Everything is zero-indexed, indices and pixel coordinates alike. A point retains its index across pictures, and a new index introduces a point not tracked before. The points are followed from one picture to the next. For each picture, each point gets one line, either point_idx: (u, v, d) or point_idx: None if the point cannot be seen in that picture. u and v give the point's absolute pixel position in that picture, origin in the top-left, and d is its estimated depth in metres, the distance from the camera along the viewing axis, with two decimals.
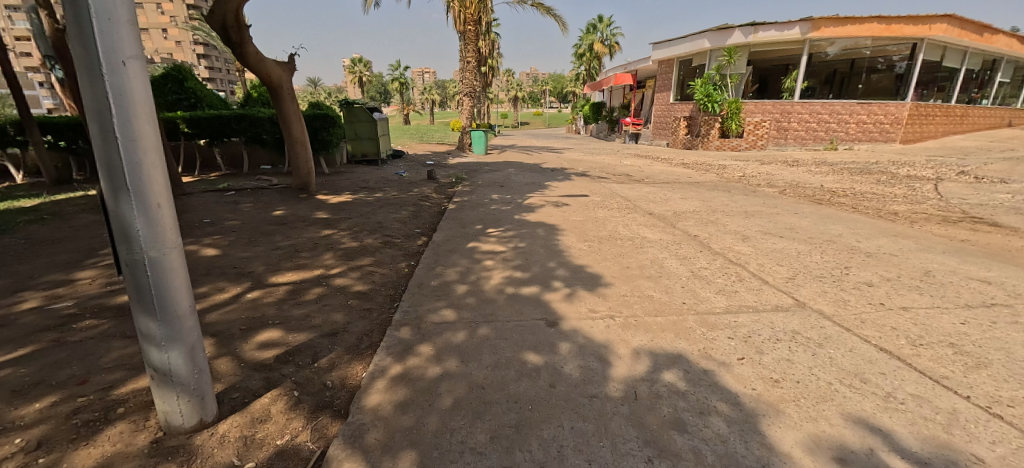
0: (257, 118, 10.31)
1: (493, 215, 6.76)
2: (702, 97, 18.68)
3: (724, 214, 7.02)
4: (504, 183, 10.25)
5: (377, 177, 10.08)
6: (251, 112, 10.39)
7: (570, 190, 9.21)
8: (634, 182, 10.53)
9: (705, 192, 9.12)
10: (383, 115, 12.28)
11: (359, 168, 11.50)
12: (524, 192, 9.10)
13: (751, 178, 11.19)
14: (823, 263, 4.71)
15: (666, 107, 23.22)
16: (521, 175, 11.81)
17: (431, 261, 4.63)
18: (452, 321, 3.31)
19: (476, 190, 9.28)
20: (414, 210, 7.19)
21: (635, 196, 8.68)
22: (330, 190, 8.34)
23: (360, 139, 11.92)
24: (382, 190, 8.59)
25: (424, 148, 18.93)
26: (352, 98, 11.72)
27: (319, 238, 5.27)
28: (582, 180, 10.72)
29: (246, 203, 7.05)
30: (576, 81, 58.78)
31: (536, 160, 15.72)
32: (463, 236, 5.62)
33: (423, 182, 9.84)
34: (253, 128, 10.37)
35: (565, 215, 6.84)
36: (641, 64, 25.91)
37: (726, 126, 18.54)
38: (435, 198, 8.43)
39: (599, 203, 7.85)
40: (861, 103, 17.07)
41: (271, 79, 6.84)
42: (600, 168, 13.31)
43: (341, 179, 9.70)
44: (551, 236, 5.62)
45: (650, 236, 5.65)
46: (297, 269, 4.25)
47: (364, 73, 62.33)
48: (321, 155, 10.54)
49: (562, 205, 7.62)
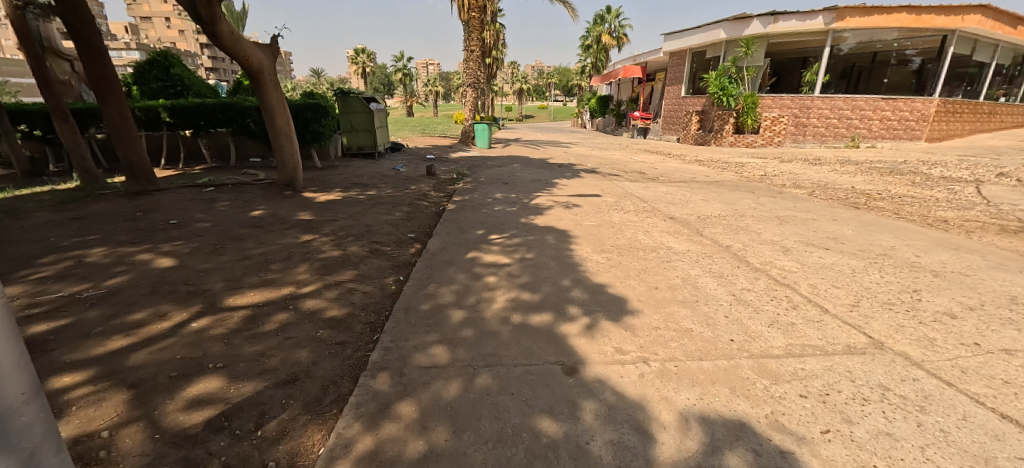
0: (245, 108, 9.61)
1: (496, 218, 6.04)
2: (717, 90, 17.84)
3: (754, 220, 6.29)
4: (508, 180, 9.53)
5: (372, 173, 9.37)
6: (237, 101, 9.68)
7: (580, 189, 8.48)
8: (648, 181, 9.79)
9: (727, 193, 8.38)
10: (380, 106, 11.52)
11: (354, 162, 10.81)
12: (530, 190, 8.37)
13: (773, 178, 10.43)
14: (886, 285, 3.99)
15: (677, 100, 22.33)
16: (527, 170, 11.07)
17: (422, 276, 3.92)
18: (442, 364, 2.60)
19: (478, 187, 8.57)
20: (409, 211, 6.48)
21: (651, 196, 7.95)
22: (319, 186, 7.64)
23: (356, 131, 11.20)
24: (376, 187, 7.89)
25: (426, 141, 18.19)
26: (347, 87, 10.95)
27: (296, 244, 4.58)
28: (591, 178, 9.98)
29: (223, 201, 6.36)
30: (582, 74, 57.71)
31: (541, 155, 14.97)
32: (462, 244, 4.91)
33: (421, 178, 9.12)
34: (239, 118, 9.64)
35: (577, 219, 6.12)
36: (651, 56, 24.96)
37: (742, 122, 17.78)
38: (433, 196, 7.71)
39: (614, 205, 7.14)
40: (885, 99, 16.19)
41: (249, 63, 6.14)
42: (610, 165, 12.56)
43: (334, 174, 9.00)
44: (563, 244, 4.91)
45: (675, 247, 4.93)
46: (261, 285, 3.56)
47: (367, 64, 61.47)
48: (313, 147, 9.80)
49: (571, 207, 6.92)
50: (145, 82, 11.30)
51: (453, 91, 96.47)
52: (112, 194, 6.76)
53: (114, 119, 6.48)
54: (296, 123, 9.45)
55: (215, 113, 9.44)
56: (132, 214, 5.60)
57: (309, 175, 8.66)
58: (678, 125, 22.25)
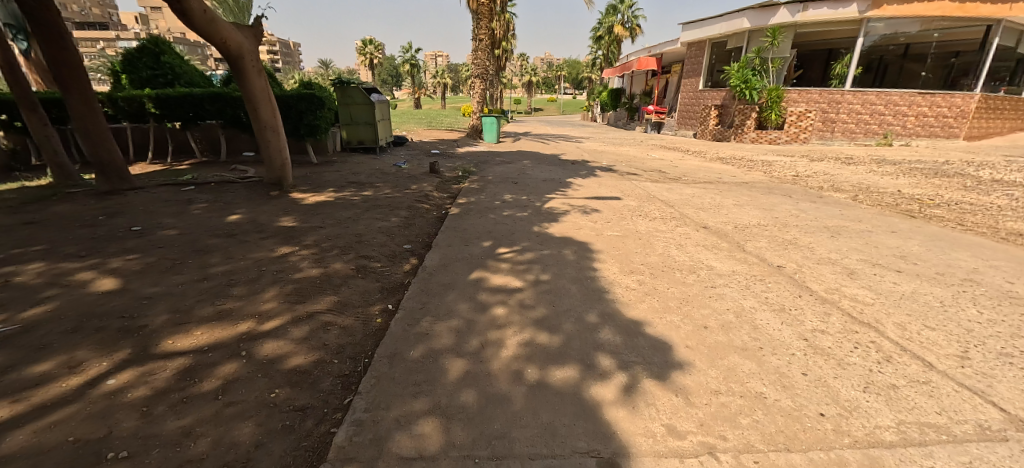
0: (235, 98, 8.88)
1: (506, 226, 5.30)
2: (739, 83, 16.92)
3: (800, 231, 5.49)
4: (518, 179, 8.77)
5: (372, 170, 8.68)
6: (227, 90, 8.95)
7: (597, 191, 7.70)
8: (670, 181, 8.97)
9: (761, 197, 7.55)
10: (382, 97, 10.77)
11: (353, 158, 10.11)
12: (542, 191, 7.60)
13: (807, 179, 9.56)
14: (992, 326, 3.20)
15: (695, 93, 21.31)
16: (538, 168, 10.29)
17: (415, 306, 3.19)
18: (432, 455, 1.89)
19: (484, 187, 7.83)
20: (407, 215, 5.77)
21: (676, 199, 7.15)
22: (310, 185, 6.95)
23: (356, 124, 10.48)
24: (372, 187, 7.17)
25: (432, 135, 17.47)
26: (347, 77, 10.20)
27: (269, 260, 3.88)
28: (608, 177, 9.18)
29: (199, 203, 5.69)
30: (593, 67, 56.44)
31: (552, 151, 14.16)
32: (465, 260, 4.17)
33: (423, 176, 8.38)
34: (230, 108, 8.93)
35: (597, 228, 5.35)
36: (667, 47, 23.88)
37: (765, 117, 16.84)
38: (435, 197, 6.98)
39: (636, 210, 6.36)
40: (923, 93, 15.09)
41: (227, 47, 5.40)
42: (627, 162, 11.75)
43: (329, 171, 8.31)
44: (584, 261, 4.16)
45: (718, 266, 4.15)
46: (213, 320, 2.85)
47: (375, 55, 60.70)
48: (310, 141, 9.09)
49: (589, 212, 6.16)
50: (134, 70, 10.61)
51: (462, 83, 95.37)
52: (81, 192, 6.12)
53: (80, 110, 5.83)
54: (291, 115, 8.74)
55: (204, 104, 8.72)
56: (93, 218, 4.95)
57: (303, 172, 7.98)
58: (695, 120, 21.25)
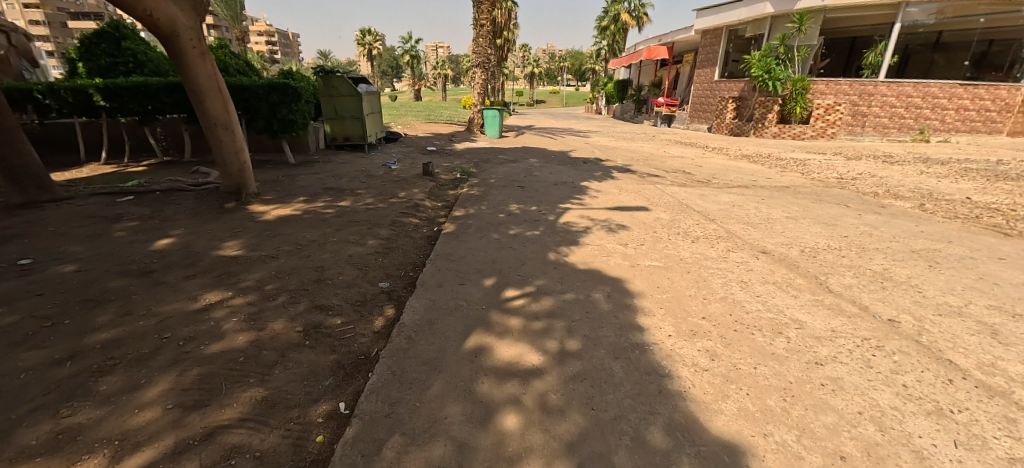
0: None
1: (514, 251, 4.16)
2: (761, 73, 15.69)
3: (887, 260, 4.31)
4: (525, 182, 7.58)
5: (356, 172, 7.52)
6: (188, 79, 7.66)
7: (618, 198, 6.51)
8: (698, 184, 7.78)
9: (813, 207, 6.36)
10: (371, 88, 9.58)
11: (337, 157, 8.94)
12: (553, 198, 6.42)
13: (855, 182, 8.34)
14: None
15: (710, 85, 20.00)
16: (545, 168, 9.08)
17: (378, 412, 2.05)
18: None
19: (485, 193, 6.67)
20: (389, 233, 4.61)
21: (714, 211, 5.97)
22: (278, 194, 5.81)
23: (342, 117, 9.30)
24: (352, 194, 6.01)
25: (430, 129, 16.26)
26: (331, 65, 8.98)
27: (180, 319, 2.74)
28: (627, 180, 7.98)
29: (129, 220, 4.56)
30: (597, 58, 54.83)
31: (560, 147, 12.93)
32: (460, 311, 3.03)
33: (414, 180, 7.20)
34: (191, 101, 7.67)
35: (630, 254, 4.19)
36: (679, 35, 22.47)
37: (789, 110, 15.64)
38: (426, 207, 5.83)
39: (672, 226, 5.19)
40: (964, 84, 13.74)
41: (157, 25, 4.22)
42: (645, 161, 10.56)
43: (305, 174, 7.15)
44: (624, 314, 3.01)
45: (810, 323, 3.00)
46: (35, 458, 1.74)
47: (374, 45, 59.14)
48: (285, 138, 7.84)
49: (615, 228, 5.00)
50: (93, 58, 9.42)
51: (463, 74, 93.50)
52: None
53: None
54: (262, 108, 7.45)
55: (160, 95, 7.50)
56: None
57: (273, 177, 6.83)
58: (710, 113, 19.95)
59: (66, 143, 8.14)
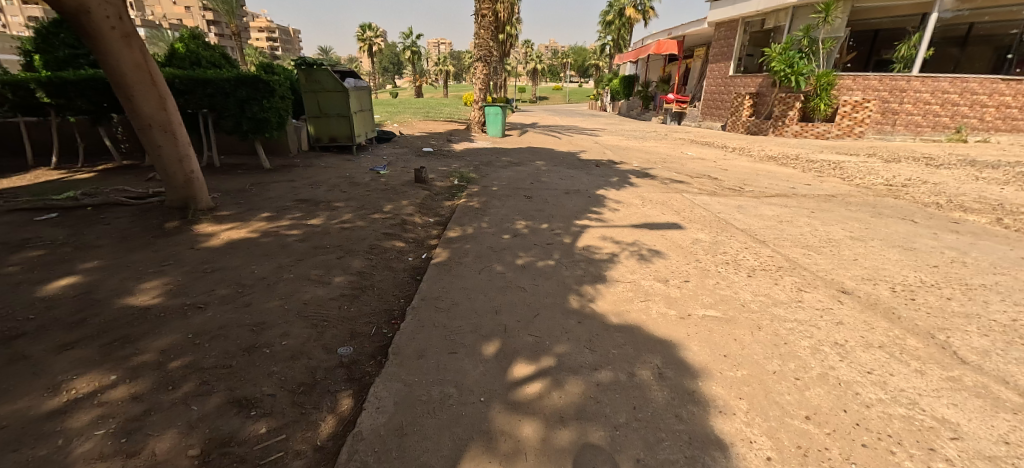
0: None
1: (523, 292, 3.19)
2: (783, 68, 14.66)
3: (1010, 305, 3.30)
4: (532, 190, 6.58)
5: (339, 178, 6.55)
6: None
7: (643, 211, 5.50)
8: (731, 193, 6.77)
9: (876, 223, 5.34)
10: (359, 84, 8.63)
11: (319, 160, 7.94)
12: (566, 211, 5.41)
13: (907, 189, 7.32)
14: None
15: (724, 80, 18.92)
16: (554, 172, 8.07)
17: None
18: None
19: (486, 205, 5.68)
20: (363, 264, 3.62)
21: (760, 229, 4.96)
22: (238, 208, 4.83)
23: (326, 116, 8.31)
24: (327, 208, 5.02)
25: (427, 127, 15.28)
26: (315, 58, 8.05)
27: (12, 435, 1.78)
28: (648, 188, 6.98)
29: (35, 248, 3.61)
30: (601, 53, 53.66)
31: (567, 147, 11.92)
32: (447, 408, 2.04)
33: (404, 189, 6.20)
34: None
35: (675, 296, 3.20)
36: (691, 28, 21.34)
37: (812, 108, 14.59)
38: (415, 224, 4.84)
39: (717, 251, 4.18)
40: (1008, 79, 12.48)
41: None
42: (663, 164, 9.53)
43: (278, 181, 6.16)
44: (690, 414, 2.03)
45: (968, 430, 2.02)
46: None
47: (373, 41, 57.98)
48: (258, 140, 6.81)
49: (648, 256, 4.00)
50: (51, 50, 8.39)
51: (465, 70, 92.22)
52: None
53: None
54: (229, 105, 6.39)
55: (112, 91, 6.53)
56: None
57: (239, 185, 5.85)
58: (724, 110, 18.87)
59: (12, 145, 7.20)
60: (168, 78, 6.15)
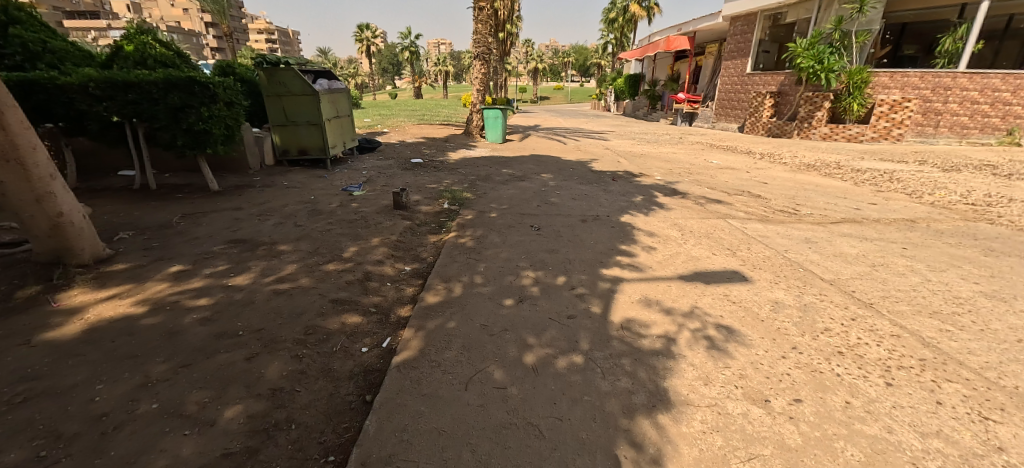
0: (48, 88, 5.01)
1: (538, 440, 1.89)
2: (811, 64, 13.36)
3: None
4: (541, 217, 5.28)
5: (300, 204, 5.27)
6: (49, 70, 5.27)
7: (688, 250, 4.19)
8: (787, 218, 5.46)
9: (1001, 268, 4.01)
10: (334, 88, 7.42)
11: (283, 177, 6.65)
12: (587, 252, 4.11)
13: (997, 211, 5.98)
14: None
15: (740, 78, 17.60)
16: (564, 190, 6.76)
17: None
18: None
19: (481, 240, 4.38)
20: (286, 371, 2.32)
21: (853, 282, 3.65)
22: (141, 260, 3.54)
23: (292, 124, 7.00)
24: (266, 255, 3.73)
25: (422, 132, 14.01)
26: (283, 58, 6.84)
27: None
28: (682, 212, 5.67)
29: None
30: (604, 52, 52.29)
31: (576, 155, 10.59)
32: None
33: (378, 219, 4.90)
34: (47, 103, 5.13)
35: (796, 444, 1.90)
36: (704, 23, 19.98)
37: (843, 108, 13.27)
38: (385, 278, 3.53)
39: (816, 328, 2.87)
40: None
41: None
42: (690, 175, 8.23)
43: (218, 210, 4.87)
44: None
45: None
46: None
47: (370, 41, 56.63)
48: (201, 157, 5.51)
49: (720, 342, 2.68)
50: None
51: (465, 69, 90.71)
52: None
53: None
54: (158, 115, 5.07)
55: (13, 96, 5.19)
56: None
57: (164, 218, 4.57)
58: (741, 110, 17.52)
59: None
60: (81, 82, 4.87)
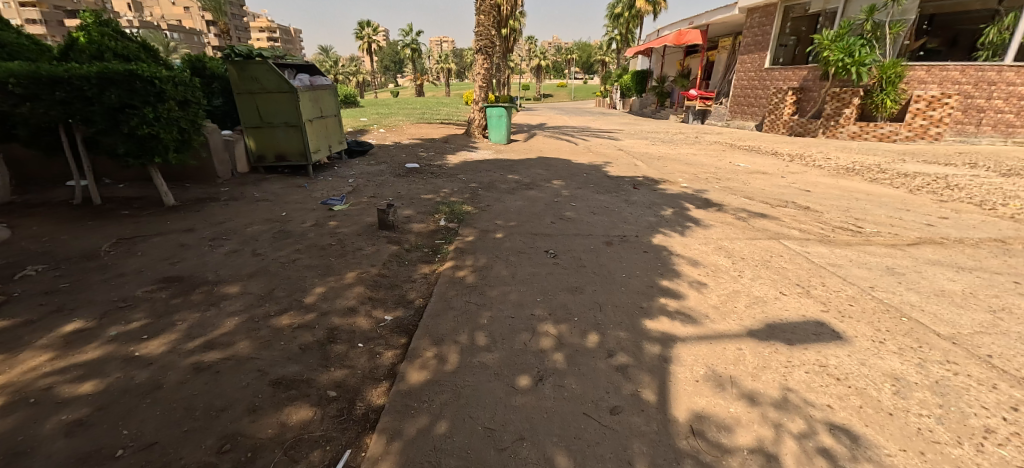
0: None
1: None
2: (840, 57, 12.36)
3: None
4: (556, 238, 4.36)
5: (267, 223, 4.39)
6: None
7: (748, 289, 3.27)
8: (853, 238, 4.53)
9: None
10: (315, 84, 6.53)
11: (256, 187, 5.77)
12: (622, 291, 3.19)
13: None
14: None
15: (758, 74, 16.61)
16: (581, 200, 5.85)
17: None
18: None
19: (485, 273, 3.47)
20: None
21: (983, 339, 2.72)
22: (33, 313, 2.68)
23: (268, 125, 6.11)
24: (201, 302, 2.84)
25: (421, 132, 13.10)
26: (255, 50, 5.95)
27: None
28: (723, 229, 4.74)
29: None
30: (608, 48, 51.12)
31: (588, 157, 9.67)
32: None
33: (358, 243, 4.01)
34: None
35: None
36: (718, 16, 18.95)
37: (874, 105, 12.30)
38: (355, 336, 2.63)
39: (978, 434, 1.96)
40: None
41: None
42: (719, 181, 7.30)
43: (164, 234, 4.00)
44: None
45: None
46: None
47: (371, 39, 55.58)
48: (152, 166, 4.62)
49: (849, 463, 1.77)
50: None
51: (466, 66, 89.54)
52: None
53: None
54: (94, 116, 4.16)
55: None
56: None
57: (93, 246, 3.71)
58: (759, 107, 16.50)
59: None
60: None
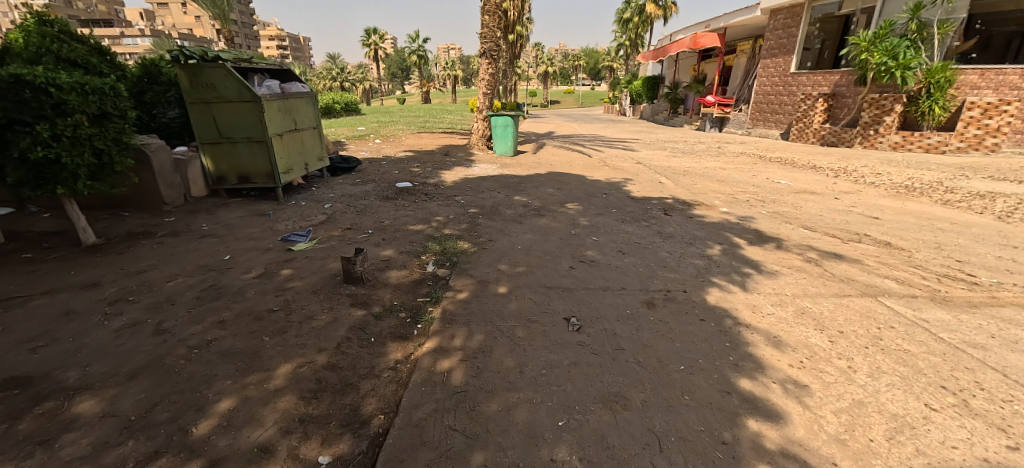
0: None
1: None
2: (881, 61, 11.17)
3: None
4: (579, 295, 3.26)
5: (196, 273, 3.35)
6: None
7: (878, 401, 2.15)
8: (973, 295, 3.40)
9: None
10: (287, 91, 5.55)
11: (210, 215, 4.77)
12: (687, 405, 2.09)
13: None
14: None
15: (783, 79, 15.45)
16: (603, 232, 4.77)
17: None
18: None
19: (479, 365, 2.39)
20: None
21: None
22: None
23: (227, 141, 5.12)
24: (26, 438, 1.79)
25: (420, 143, 12.08)
26: (212, 51, 4.91)
27: None
28: (796, 278, 3.62)
29: None
30: (617, 54, 50.10)
31: (604, 173, 8.58)
32: None
33: (309, 307, 2.94)
34: None
35: None
36: (738, 18, 17.82)
37: (918, 112, 11.16)
38: None
39: None
40: None
41: None
42: (762, 203, 6.20)
43: (53, 294, 2.99)
44: None
45: None
46: None
47: (376, 46, 54.88)
48: (63, 198, 3.67)
49: None
50: None
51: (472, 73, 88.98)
52: None
53: None
54: None
55: None
56: None
57: None
58: (784, 114, 15.33)
59: None
60: None
